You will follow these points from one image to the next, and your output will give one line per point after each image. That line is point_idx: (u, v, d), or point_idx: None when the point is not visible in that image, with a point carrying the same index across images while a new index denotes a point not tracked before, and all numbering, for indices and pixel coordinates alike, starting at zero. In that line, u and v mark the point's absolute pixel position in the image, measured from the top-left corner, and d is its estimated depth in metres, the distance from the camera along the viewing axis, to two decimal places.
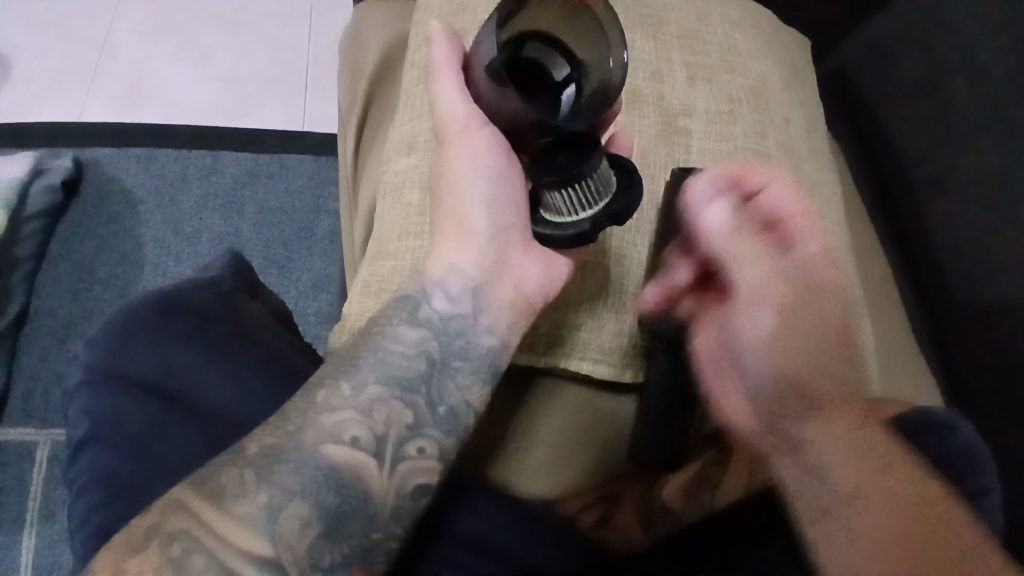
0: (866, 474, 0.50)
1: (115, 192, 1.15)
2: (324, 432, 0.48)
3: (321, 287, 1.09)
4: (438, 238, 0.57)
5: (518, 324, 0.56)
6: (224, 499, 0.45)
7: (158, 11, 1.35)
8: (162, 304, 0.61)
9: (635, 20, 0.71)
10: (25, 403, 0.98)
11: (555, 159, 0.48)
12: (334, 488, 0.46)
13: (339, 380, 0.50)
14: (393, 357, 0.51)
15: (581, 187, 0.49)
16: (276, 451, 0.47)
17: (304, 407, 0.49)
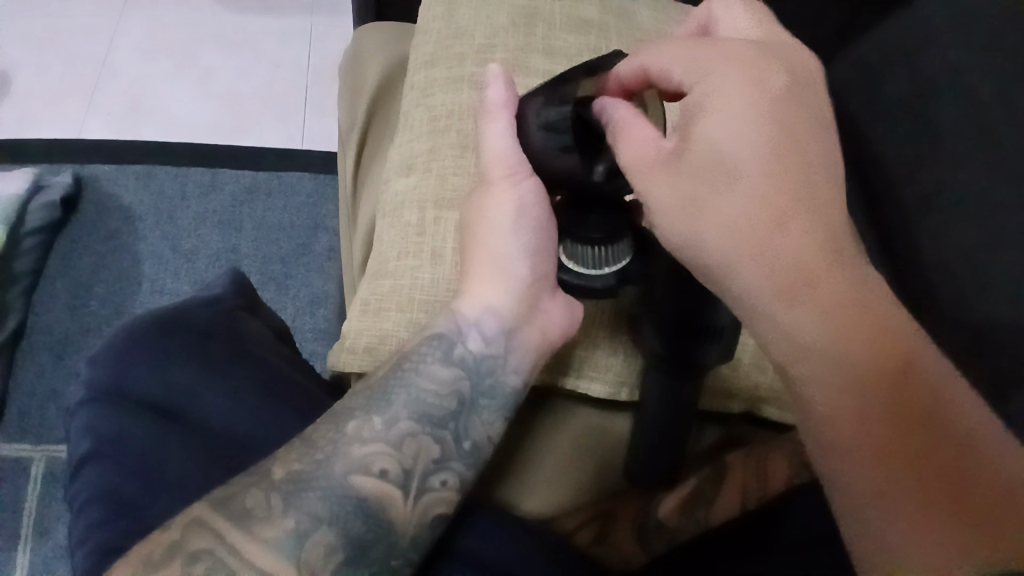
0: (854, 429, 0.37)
1: (114, 209, 1.16)
2: (354, 463, 0.48)
3: (318, 303, 1.10)
4: (463, 275, 0.58)
5: (539, 366, 0.58)
6: (249, 522, 0.44)
7: (159, 30, 1.37)
8: (163, 322, 0.61)
9: (629, 44, 0.73)
10: (21, 419, 0.98)
11: (594, 214, 0.52)
12: (361, 516, 0.47)
13: (370, 413, 0.51)
14: (428, 396, 0.52)
15: (615, 245, 0.51)
16: (303, 478, 0.47)
17: (334, 438, 0.49)
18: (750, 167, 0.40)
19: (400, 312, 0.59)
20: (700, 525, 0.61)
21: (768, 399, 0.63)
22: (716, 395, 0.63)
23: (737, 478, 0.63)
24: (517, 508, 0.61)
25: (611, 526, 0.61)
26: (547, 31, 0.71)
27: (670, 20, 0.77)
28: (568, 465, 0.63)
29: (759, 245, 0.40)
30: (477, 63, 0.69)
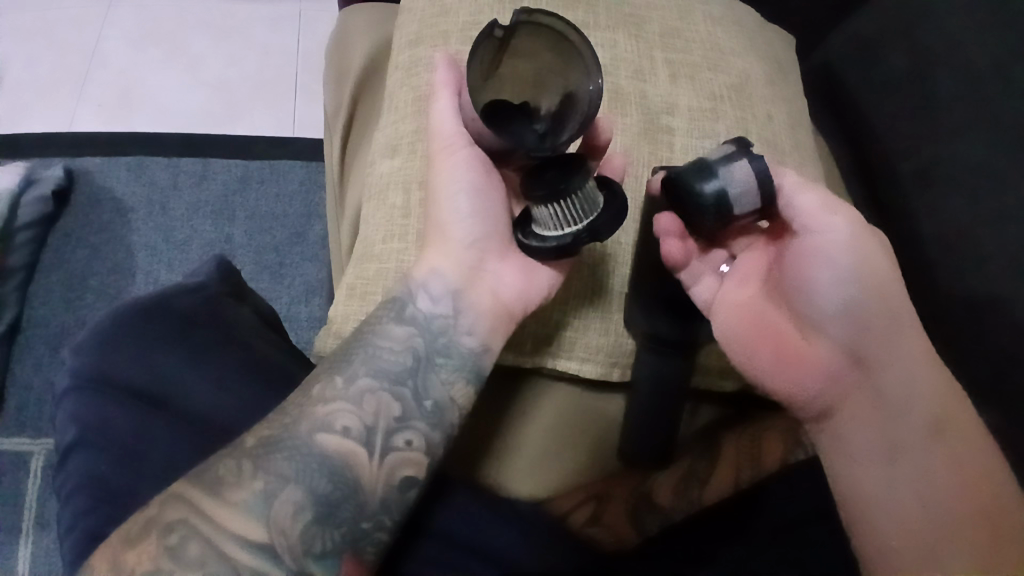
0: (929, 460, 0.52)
1: (106, 201, 1.15)
2: (317, 422, 0.48)
3: (312, 291, 1.09)
4: (423, 246, 0.57)
5: (497, 328, 0.55)
6: (220, 488, 0.45)
7: (147, 19, 1.35)
8: (148, 311, 0.61)
9: (617, 19, 0.71)
10: (19, 412, 0.98)
11: (545, 173, 0.49)
12: (327, 474, 0.47)
13: (332, 374, 0.51)
14: (384, 354, 0.52)
15: (568, 203, 0.49)
16: (272, 442, 0.47)
17: (298, 401, 0.49)
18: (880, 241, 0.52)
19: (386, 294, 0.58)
20: (695, 504, 0.61)
21: None
22: (710, 373, 0.63)
23: (730, 460, 0.63)
24: (504, 489, 0.61)
25: (606, 502, 0.61)
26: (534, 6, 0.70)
27: None
28: (551, 441, 0.62)
29: (888, 292, 0.51)
30: (462, 41, 0.68)
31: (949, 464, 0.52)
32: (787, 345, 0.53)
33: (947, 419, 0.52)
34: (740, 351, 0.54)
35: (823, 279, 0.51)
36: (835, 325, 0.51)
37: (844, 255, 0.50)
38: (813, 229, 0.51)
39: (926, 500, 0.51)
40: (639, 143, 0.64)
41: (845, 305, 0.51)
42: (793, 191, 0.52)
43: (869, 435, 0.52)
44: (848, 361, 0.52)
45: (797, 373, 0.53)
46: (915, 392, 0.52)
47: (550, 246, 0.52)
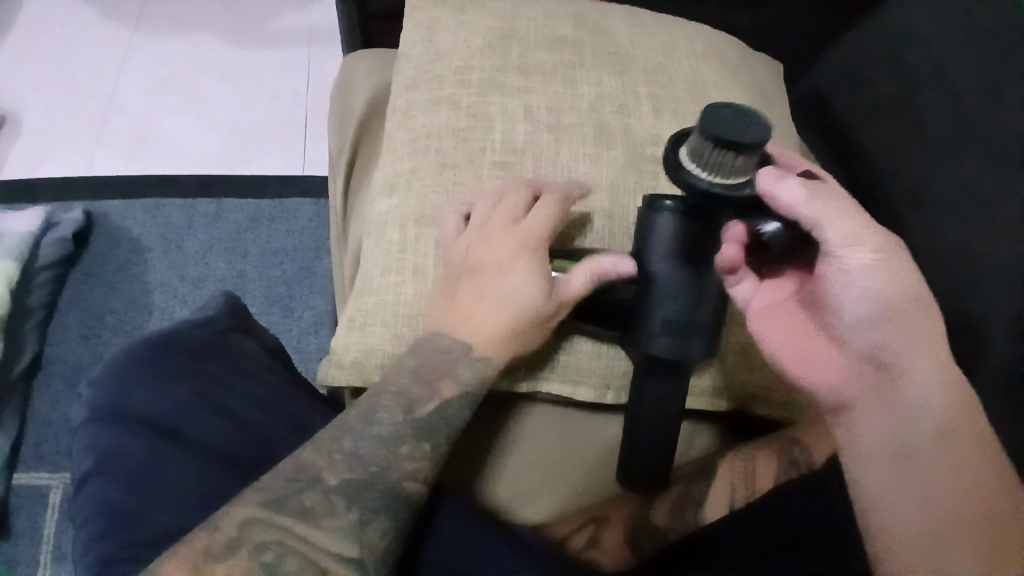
0: (945, 459, 0.53)
1: (123, 241, 1.19)
2: (406, 470, 0.51)
3: (321, 323, 1.12)
4: (457, 300, 0.58)
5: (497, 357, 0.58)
6: (312, 517, 0.48)
7: (162, 68, 1.43)
8: (160, 345, 0.64)
9: (603, 58, 0.75)
10: (38, 448, 1.01)
11: (734, 116, 0.50)
12: (410, 507, 0.51)
13: (409, 430, 0.53)
14: (452, 410, 0.55)
15: (735, 157, 0.50)
16: (356, 482, 0.50)
17: (382, 451, 0.52)
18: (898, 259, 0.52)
19: (385, 326, 0.61)
20: (691, 527, 0.62)
21: (756, 397, 0.65)
22: (704, 394, 0.65)
23: (725, 480, 0.63)
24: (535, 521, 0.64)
25: (605, 526, 0.63)
26: (522, 50, 0.74)
27: (644, 32, 0.79)
28: (567, 476, 0.65)
29: (912, 311, 0.52)
30: (455, 83, 0.71)
31: (953, 471, 0.53)
32: (812, 349, 0.55)
33: (959, 428, 0.53)
34: (769, 348, 0.57)
35: (845, 296, 0.52)
36: (856, 338, 0.53)
37: (866, 278, 0.51)
38: (827, 247, 0.51)
39: (926, 499, 0.53)
40: (624, 175, 0.66)
41: (866, 316, 0.52)
42: (787, 193, 0.50)
43: (878, 431, 0.54)
44: (868, 368, 0.54)
45: (816, 372, 0.55)
46: (929, 406, 0.53)
47: (721, 191, 0.51)
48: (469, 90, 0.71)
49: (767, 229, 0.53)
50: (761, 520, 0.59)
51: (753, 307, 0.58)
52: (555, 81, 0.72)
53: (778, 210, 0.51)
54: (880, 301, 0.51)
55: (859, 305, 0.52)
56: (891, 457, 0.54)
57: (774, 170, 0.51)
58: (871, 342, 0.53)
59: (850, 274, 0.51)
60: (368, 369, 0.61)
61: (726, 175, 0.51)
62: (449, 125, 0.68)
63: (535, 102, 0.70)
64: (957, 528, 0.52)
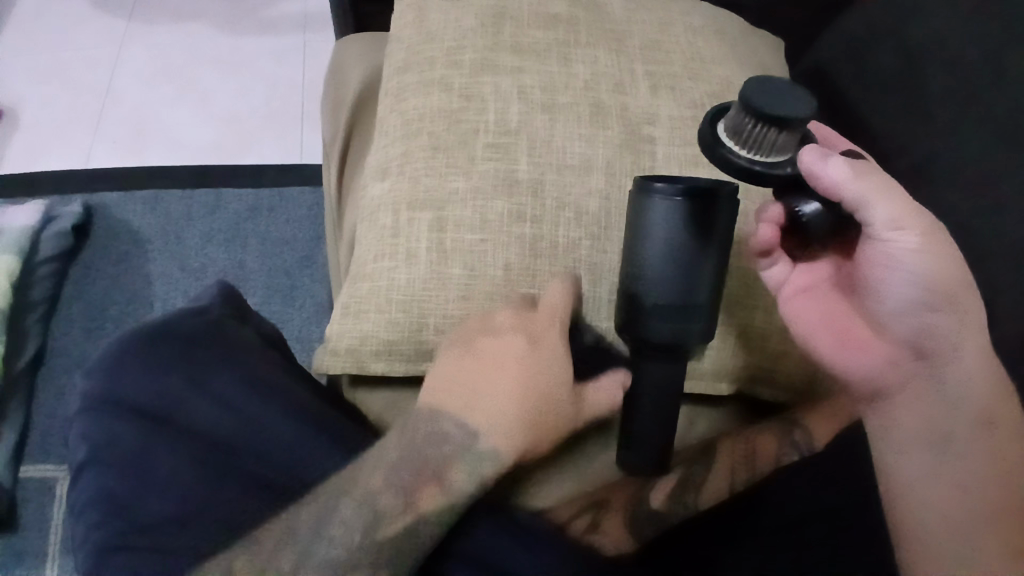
0: (978, 445, 0.53)
1: (123, 233, 1.19)
2: (384, 508, 0.54)
3: (322, 312, 1.12)
4: (449, 390, 0.57)
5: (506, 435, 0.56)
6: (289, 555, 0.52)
7: (157, 58, 1.42)
8: (155, 334, 0.63)
9: (598, 36, 0.73)
10: (44, 440, 1.02)
11: (774, 90, 0.51)
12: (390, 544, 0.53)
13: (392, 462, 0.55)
14: (451, 449, 0.55)
15: (777, 134, 0.51)
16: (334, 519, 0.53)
17: (357, 481, 0.54)
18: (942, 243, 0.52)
19: (379, 313, 0.61)
20: (689, 510, 0.60)
21: (760, 378, 0.64)
22: (704, 376, 0.64)
23: (725, 460, 0.62)
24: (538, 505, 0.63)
25: (604, 513, 0.62)
26: (515, 28, 0.72)
27: (640, 8, 0.78)
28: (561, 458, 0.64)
29: (958, 296, 0.52)
30: (447, 65, 0.70)
31: (986, 458, 0.53)
32: (852, 331, 0.57)
33: (1000, 413, 0.53)
34: (807, 332, 0.59)
35: (889, 280, 0.53)
36: (898, 321, 0.54)
37: (914, 261, 0.51)
38: (874, 231, 0.52)
39: (959, 487, 0.53)
40: (620, 155, 0.65)
41: (909, 300, 0.52)
42: (833, 172, 0.51)
43: (917, 417, 0.54)
44: (910, 354, 0.54)
45: (856, 358, 0.56)
46: (968, 390, 0.53)
47: (762, 168, 0.53)
48: (461, 71, 0.69)
49: (807, 209, 0.54)
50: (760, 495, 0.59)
51: (787, 291, 0.60)
52: (549, 60, 0.70)
53: (823, 190, 0.52)
54: (925, 285, 0.52)
55: (904, 288, 0.52)
56: (926, 443, 0.54)
57: (817, 149, 0.52)
58: (914, 327, 0.53)
59: (894, 256, 0.52)
60: (364, 355, 0.61)
61: (767, 152, 0.53)
62: (442, 107, 0.67)
63: (528, 82, 0.69)
64: (990, 515, 0.52)
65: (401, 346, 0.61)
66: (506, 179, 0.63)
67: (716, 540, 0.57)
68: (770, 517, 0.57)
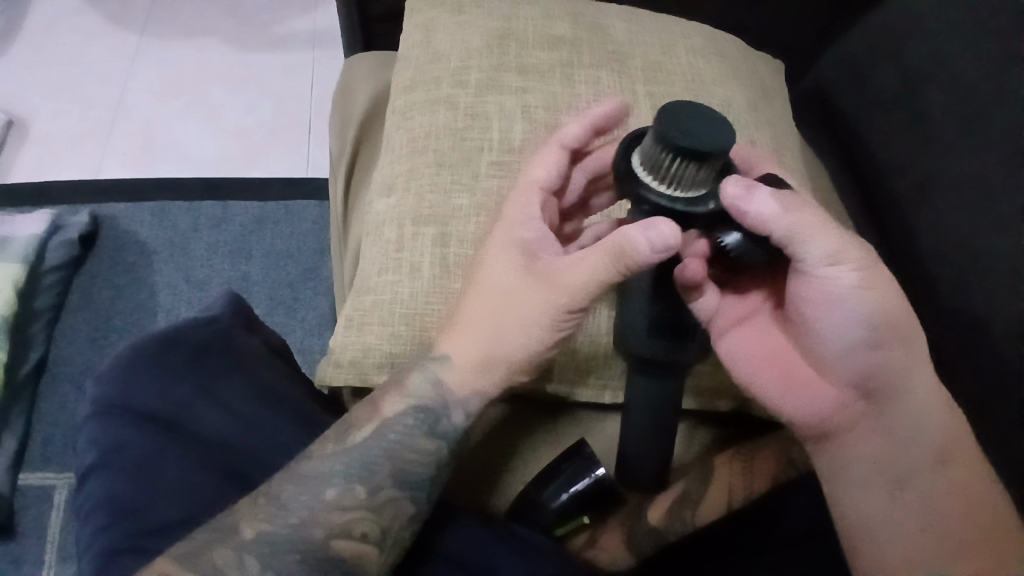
0: (944, 480, 0.54)
1: (130, 243, 1.20)
2: (331, 526, 0.51)
3: (325, 324, 1.13)
4: (447, 332, 0.57)
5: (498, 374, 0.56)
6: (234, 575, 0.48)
7: (167, 73, 1.44)
8: (163, 343, 0.64)
9: (601, 57, 0.75)
10: (45, 448, 1.02)
11: (691, 120, 0.46)
12: (338, 569, 0.50)
13: (345, 482, 0.53)
14: (393, 435, 0.55)
15: (696, 166, 0.46)
16: (274, 538, 0.50)
17: (307, 502, 0.52)
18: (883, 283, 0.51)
19: (382, 325, 0.62)
20: (687, 526, 0.61)
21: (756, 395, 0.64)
22: (702, 393, 0.65)
23: (723, 478, 0.61)
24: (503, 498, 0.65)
25: (603, 525, 0.63)
26: (520, 49, 0.74)
27: (642, 31, 0.79)
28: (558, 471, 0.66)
29: (904, 331, 0.52)
30: (453, 84, 0.71)
31: (952, 491, 0.54)
32: (796, 372, 0.56)
33: (953, 447, 0.54)
34: (751, 372, 0.57)
35: (831, 318, 0.52)
36: (844, 362, 0.53)
37: (856, 301, 0.50)
38: (811, 268, 0.50)
39: (927, 524, 0.54)
40: None
41: (856, 341, 0.52)
42: (763, 210, 0.47)
43: (872, 457, 0.54)
44: (857, 393, 0.54)
45: (801, 400, 0.55)
46: (923, 423, 0.54)
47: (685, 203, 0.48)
48: (467, 90, 0.71)
49: (730, 239, 0.51)
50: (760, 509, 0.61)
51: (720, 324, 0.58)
52: (553, 81, 0.72)
53: (752, 227, 0.49)
54: (871, 323, 0.51)
55: (850, 327, 0.52)
56: (889, 483, 0.54)
57: (741, 178, 0.48)
58: (860, 367, 0.53)
59: (834, 291, 0.51)
60: (367, 367, 0.61)
61: (692, 187, 0.48)
62: (447, 124, 0.69)
63: (532, 101, 0.70)
64: (959, 551, 0.53)
65: (403, 359, 0.61)
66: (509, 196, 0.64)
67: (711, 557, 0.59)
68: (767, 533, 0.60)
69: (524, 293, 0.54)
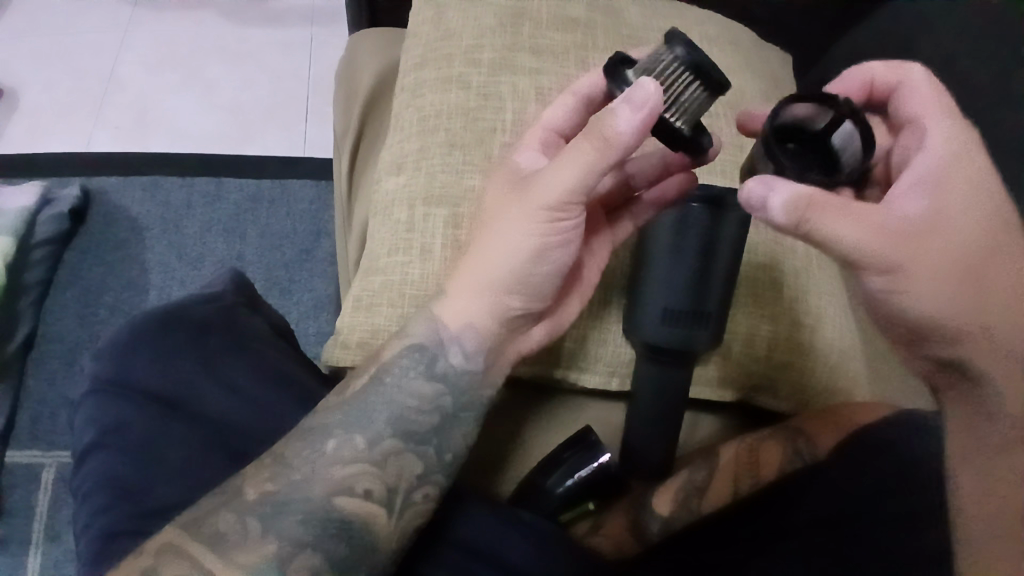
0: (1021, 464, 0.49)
1: (121, 219, 1.18)
2: (337, 484, 0.49)
3: (321, 307, 1.11)
4: (457, 267, 0.57)
5: (487, 305, 0.55)
6: (224, 548, 0.46)
7: (162, 45, 1.41)
8: (164, 319, 0.63)
9: (615, 41, 0.74)
10: (32, 426, 1.00)
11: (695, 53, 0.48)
12: (344, 535, 0.48)
13: (351, 433, 0.51)
14: (394, 375, 0.54)
15: (695, 88, 0.46)
16: (278, 499, 0.48)
17: (304, 454, 0.50)
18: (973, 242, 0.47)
19: (391, 308, 0.60)
20: (693, 514, 0.61)
21: (761, 386, 0.65)
22: (709, 384, 0.65)
23: (728, 468, 0.62)
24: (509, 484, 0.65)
25: (608, 513, 0.64)
26: (534, 30, 0.73)
27: (657, 16, 0.78)
28: None
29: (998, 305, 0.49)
30: (465, 63, 0.70)
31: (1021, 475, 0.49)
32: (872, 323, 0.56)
33: None
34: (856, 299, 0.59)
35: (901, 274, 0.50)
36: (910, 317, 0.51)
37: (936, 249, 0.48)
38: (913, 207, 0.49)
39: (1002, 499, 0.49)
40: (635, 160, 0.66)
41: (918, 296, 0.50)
42: (772, 219, 0.44)
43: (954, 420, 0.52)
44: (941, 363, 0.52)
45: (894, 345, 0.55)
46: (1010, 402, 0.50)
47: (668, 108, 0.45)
48: (480, 70, 0.69)
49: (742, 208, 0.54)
50: (784, 492, 0.58)
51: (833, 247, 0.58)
52: (567, 63, 0.71)
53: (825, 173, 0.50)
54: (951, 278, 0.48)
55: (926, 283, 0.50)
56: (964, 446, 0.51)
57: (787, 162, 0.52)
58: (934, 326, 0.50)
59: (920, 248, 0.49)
60: (374, 350, 0.60)
61: (692, 113, 0.46)
62: (459, 104, 0.67)
63: (546, 83, 0.69)
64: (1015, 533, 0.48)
65: None
66: None
67: (719, 541, 0.56)
68: (789, 515, 0.56)
69: (506, 208, 0.54)
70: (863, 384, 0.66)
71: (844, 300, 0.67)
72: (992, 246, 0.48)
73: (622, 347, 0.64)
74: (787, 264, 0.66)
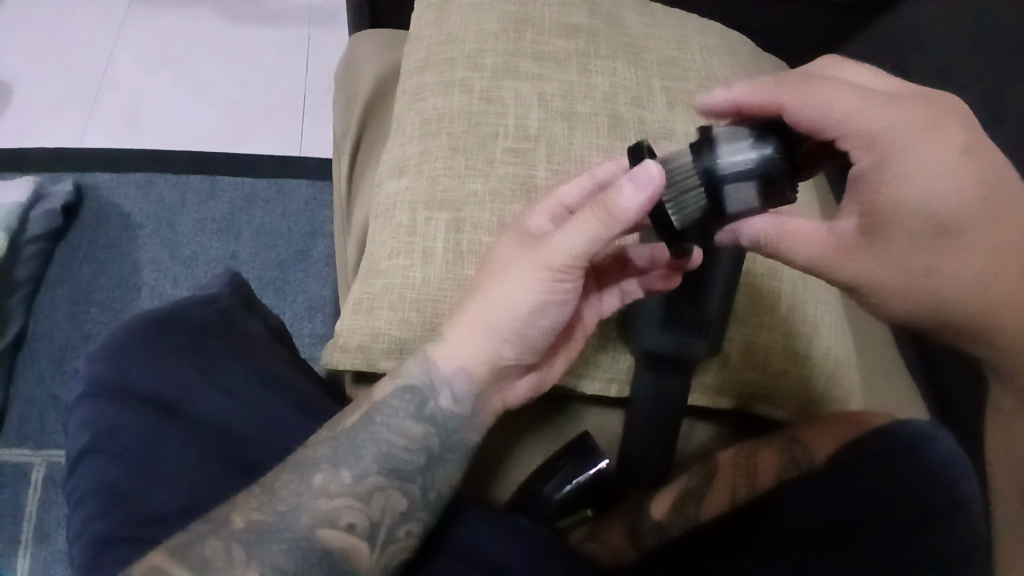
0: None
1: (114, 217, 1.17)
2: (320, 516, 0.49)
3: (316, 308, 1.11)
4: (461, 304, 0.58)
5: (484, 355, 0.56)
6: (207, 570, 0.45)
7: (157, 42, 1.40)
8: (160, 321, 0.62)
9: (617, 49, 0.74)
10: (21, 425, 0.99)
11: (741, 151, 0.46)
12: (326, 568, 0.48)
13: (337, 467, 0.51)
14: (384, 413, 0.54)
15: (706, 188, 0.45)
16: (263, 529, 0.47)
17: (292, 486, 0.49)
18: (915, 247, 0.47)
19: (392, 311, 0.60)
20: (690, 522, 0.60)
21: (758, 396, 0.65)
22: (706, 392, 0.65)
23: (726, 476, 0.61)
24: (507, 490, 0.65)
25: (606, 521, 0.64)
26: (537, 36, 0.73)
27: (658, 25, 0.79)
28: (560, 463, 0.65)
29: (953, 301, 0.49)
30: (467, 67, 0.70)
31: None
32: None
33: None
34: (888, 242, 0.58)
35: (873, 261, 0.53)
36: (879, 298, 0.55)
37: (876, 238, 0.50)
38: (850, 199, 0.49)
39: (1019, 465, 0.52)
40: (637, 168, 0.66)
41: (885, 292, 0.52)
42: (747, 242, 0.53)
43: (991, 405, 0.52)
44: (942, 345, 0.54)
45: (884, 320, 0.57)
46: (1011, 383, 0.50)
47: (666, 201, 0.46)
48: (482, 74, 0.69)
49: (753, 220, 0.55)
50: (767, 510, 0.58)
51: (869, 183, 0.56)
52: (569, 69, 0.71)
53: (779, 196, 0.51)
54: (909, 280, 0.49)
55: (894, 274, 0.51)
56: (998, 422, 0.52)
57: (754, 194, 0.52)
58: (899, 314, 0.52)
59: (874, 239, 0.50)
60: (374, 353, 0.60)
61: (689, 212, 0.46)
62: (461, 108, 0.67)
63: (548, 89, 0.69)
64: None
65: (411, 345, 0.60)
66: (523, 184, 0.63)
67: (728, 549, 0.56)
68: (774, 531, 0.57)
69: (512, 261, 0.55)
70: (856, 393, 0.67)
71: (838, 313, 0.68)
72: (945, 237, 0.47)
73: (623, 354, 0.64)
74: (785, 273, 0.66)
